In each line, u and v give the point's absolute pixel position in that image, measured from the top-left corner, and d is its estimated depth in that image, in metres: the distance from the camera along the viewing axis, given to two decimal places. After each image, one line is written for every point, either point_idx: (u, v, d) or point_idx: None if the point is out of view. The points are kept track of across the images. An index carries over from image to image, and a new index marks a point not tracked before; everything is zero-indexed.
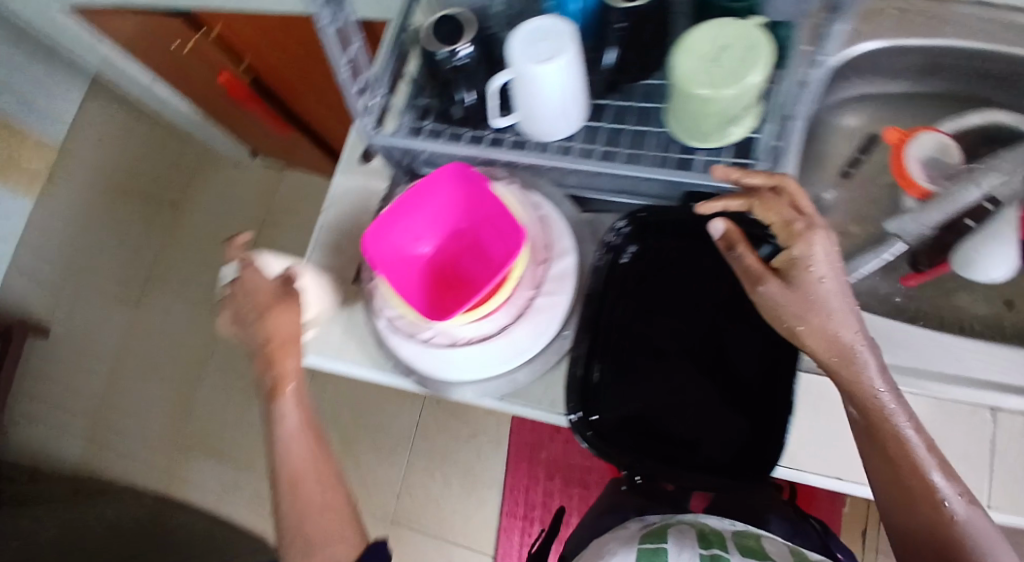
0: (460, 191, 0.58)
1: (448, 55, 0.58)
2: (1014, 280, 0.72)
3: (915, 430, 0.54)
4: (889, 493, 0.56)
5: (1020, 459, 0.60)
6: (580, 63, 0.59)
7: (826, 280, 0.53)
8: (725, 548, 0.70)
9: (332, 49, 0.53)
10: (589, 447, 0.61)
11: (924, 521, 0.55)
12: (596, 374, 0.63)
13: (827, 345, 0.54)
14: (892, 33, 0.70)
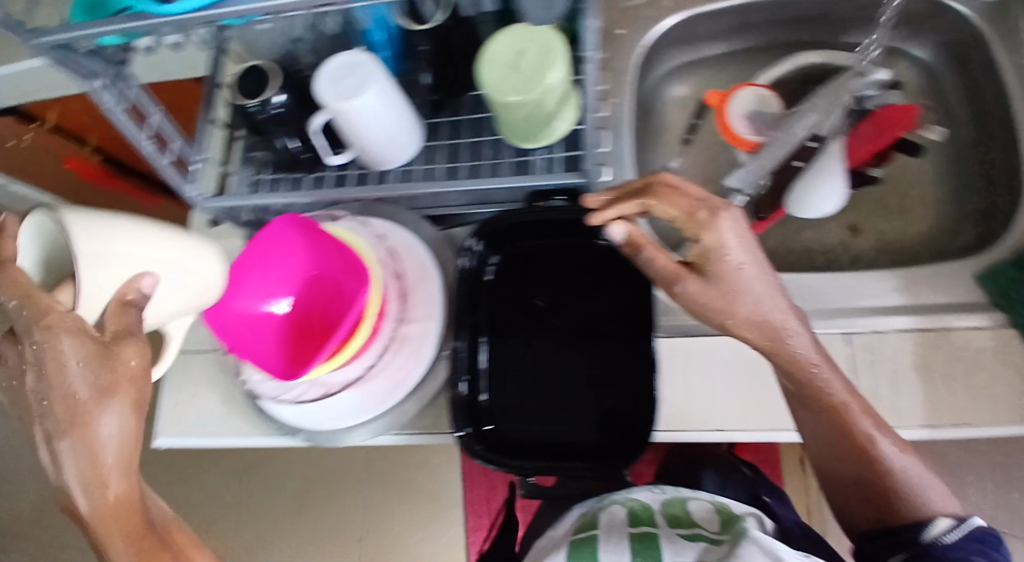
0: (298, 243, 0.58)
1: (261, 105, 0.59)
2: (854, 206, 0.76)
3: (844, 387, 0.54)
4: (821, 447, 0.56)
5: (886, 373, 0.60)
6: (394, 90, 0.59)
7: (744, 266, 0.50)
8: (655, 523, 0.70)
9: (127, 127, 0.54)
10: (481, 460, 0.61)
11: (862, 473, 0.54)
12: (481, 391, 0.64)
13: (767, 333, 0.52)
14: (692, 1, 0.73)
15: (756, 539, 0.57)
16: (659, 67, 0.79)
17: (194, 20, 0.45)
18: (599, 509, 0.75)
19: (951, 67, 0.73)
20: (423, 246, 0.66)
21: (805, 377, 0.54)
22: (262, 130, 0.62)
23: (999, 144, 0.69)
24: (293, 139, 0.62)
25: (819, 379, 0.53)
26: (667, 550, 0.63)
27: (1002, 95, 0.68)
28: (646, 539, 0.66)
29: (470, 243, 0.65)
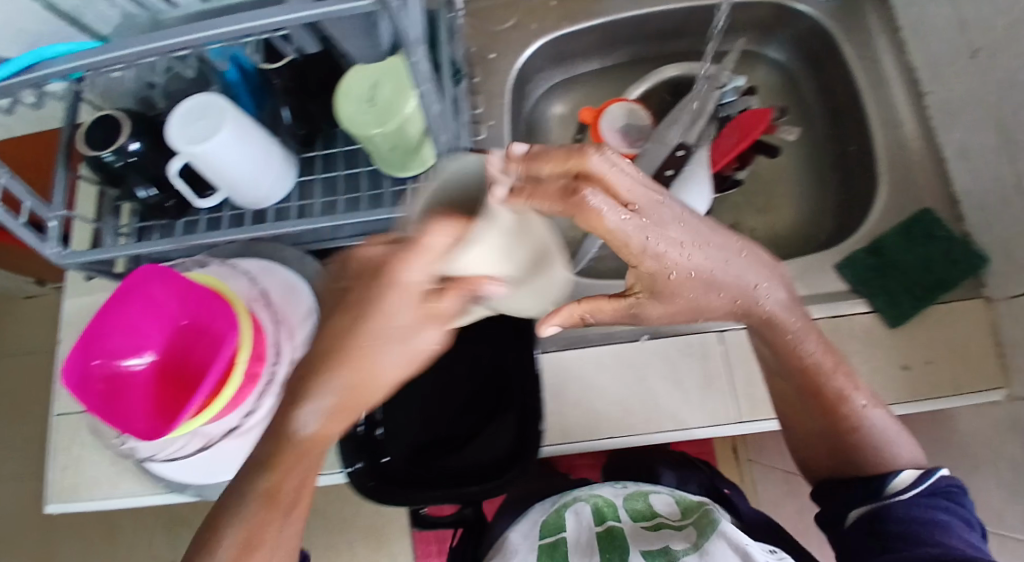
0: (167, 289, 0.58)
1: (114, 155, 0.59)
2: (733, 204, 0.79)
3: (817, 348, 0.57)
4: (789, 405, 0.61)
5: (750, 369, 0.65)
6: (249, 129, 0.59)
7: (694, 271, 0.49)
8: (618, 517, 0.71)
9: None
10: (372, 496, 0.60)
11: (829, 428, 0.59)
12: (379, 427, 0.62)
13: (729, 305, 0.54)
14: (557, 22, 0.75)
15: (724, 533, 0.61)
16: (536, 86, 0.81)
17: (13, 86, 0.43)
18: (563, 507, 0.74)
19: (804, 68, 0.77)
20: (302, 284, 0.66)
21: (783, 343, 0.56)
22: (121, 181, 0.62)
23: (851, 137, 0.73)
24: (150, 188, 0.62)
25: (793, 344, 0.56)
26: (635, 548, 0.65)
27: (848, 91, 0.72)
28: (613, 538, 0.67)
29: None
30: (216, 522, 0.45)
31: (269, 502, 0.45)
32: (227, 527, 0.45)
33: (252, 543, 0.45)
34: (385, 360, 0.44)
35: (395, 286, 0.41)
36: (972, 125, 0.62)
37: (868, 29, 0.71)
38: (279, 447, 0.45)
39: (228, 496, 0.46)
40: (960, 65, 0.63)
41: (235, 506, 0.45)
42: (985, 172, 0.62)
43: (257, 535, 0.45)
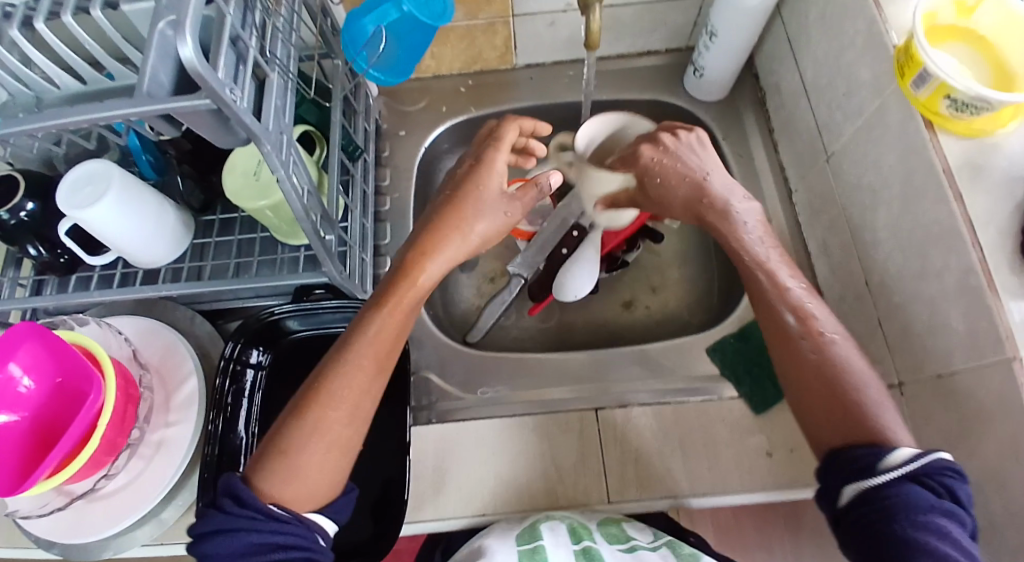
0: (42, 349, 0.59)
1: (9, 214, 0.61)
2: (628, 283, 0.82)
3: (795, 278, 0.55)
4: (785, 372, 0.53)
5: (624, 448, 0.65)
6: (136, 198, 0.62)
7: (662, 161, 0.62)
8: (595, 537, 0.57)
9: None
10: None
11: (809, 361, 0.51)
12: None
13: (692, 210, 0.61)
14: (466, 107, 0.80)
15: None
16: (447, 162, 0.84)
17: None
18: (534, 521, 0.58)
19: None
20: (180, 344, 0.67)
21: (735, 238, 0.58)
22: (12, 239, 0.63)
23: None
24: (38, 246, 0.64)
25: (757, 279, 0.55)
26: None
27: None
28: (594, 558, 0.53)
29: (231, 345, 0.65)
30: (308, 398, 0.51)
31: (352, 376, 0.52)
32: (323, 396, 0.51)
33: (336, 411, 0.51)
34: (484, 212, 0.57)
35: (485, 162, 0.59)
36: (827, 225, 0.67)
37: (745, 131, 0.77)
38: (366, 320, 0.54)
39: (321, 374, 0.53)
40: (818, 168, 0.68)
41: (334, 376, 0.52)
42: (839, 268, 0.66)
43: (338, 410, 0.51)
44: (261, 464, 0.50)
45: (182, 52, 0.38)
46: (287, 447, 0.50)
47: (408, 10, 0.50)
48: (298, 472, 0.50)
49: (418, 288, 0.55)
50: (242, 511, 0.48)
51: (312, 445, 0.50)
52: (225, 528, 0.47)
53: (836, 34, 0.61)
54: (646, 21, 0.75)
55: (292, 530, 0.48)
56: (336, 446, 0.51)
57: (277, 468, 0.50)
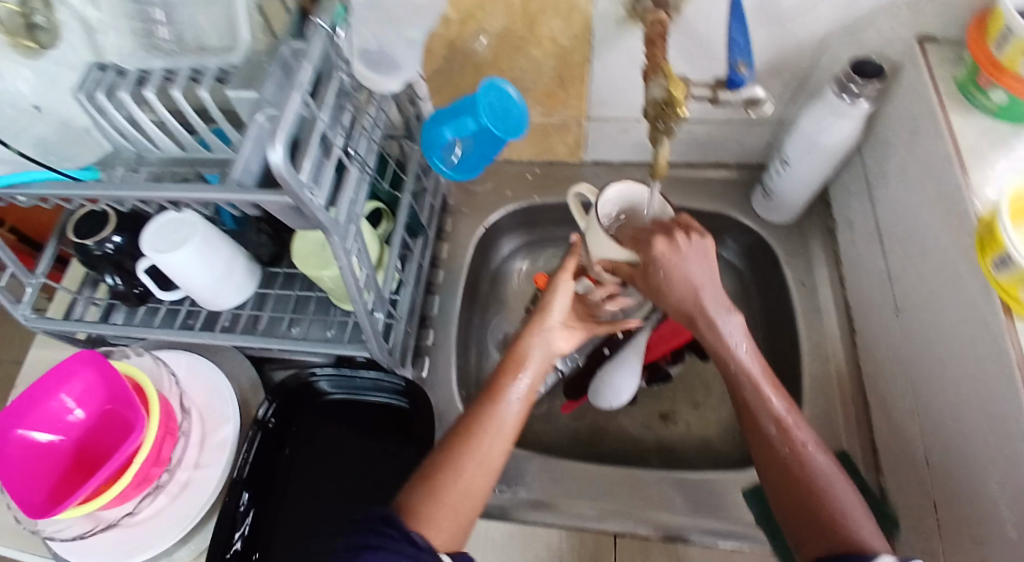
0: (98, 378, 0.62)
1: (96, 245, 0.65)
2: (665, 395, 0.81)
3: (778, 397, 0.55)
4: (778, 493, 0.52)
5: None
6: (214, 246, 0.65)
7: (677, 259, 0.58)
8: None
9: None
10: None
11: (789, 476, 0.52)
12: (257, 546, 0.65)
13: (687, 313, 0.58)
14: (530, 194, 0.82)
15: None
16: (503, 243, 0.87)
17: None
18: None
19: (754, 279, 0.81)
20: (225, 390, 0.70)
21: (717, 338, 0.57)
22: (93, 266, 0.67)
23: (785, 356, 0.74)
24: (116, 276, 0.68)
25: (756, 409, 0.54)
26: None
27: (786, 312, 0.75)
28: None
29: (265, 409, 0.67)
30: (461, 440, 0.55)
31: (498, 424, 0.56)
32: (474, 440, 0.55)
33: (483, 454, 0.55)
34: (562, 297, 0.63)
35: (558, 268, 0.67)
36: (890, 378, 0.64)
37: (812, 259, 0.76)
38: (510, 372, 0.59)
39: (469, 420, 0.57)
40: (886, 317, 0.65)
41: (484, 421, 0.56)
42: (898, 427, 0.62)
43: (484, 455, 0.55)
44: (415, 495, 0.53)
45: (271, 157, 0.40)
46: (440, 481, 0.53)
47: (484, 122, 0.53)
48: (446, 507, 0.52)
49: (548, 347, 0.61)
50: (388, 533, 0.49)
51: (464, 481, 0.54)
52: (370, 544, 0.48)
53: (915, 187, 0.60)
54: (721, 137, 0.75)
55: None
56: (471, 481, 0.54)
57: (429, 501, 0.52)
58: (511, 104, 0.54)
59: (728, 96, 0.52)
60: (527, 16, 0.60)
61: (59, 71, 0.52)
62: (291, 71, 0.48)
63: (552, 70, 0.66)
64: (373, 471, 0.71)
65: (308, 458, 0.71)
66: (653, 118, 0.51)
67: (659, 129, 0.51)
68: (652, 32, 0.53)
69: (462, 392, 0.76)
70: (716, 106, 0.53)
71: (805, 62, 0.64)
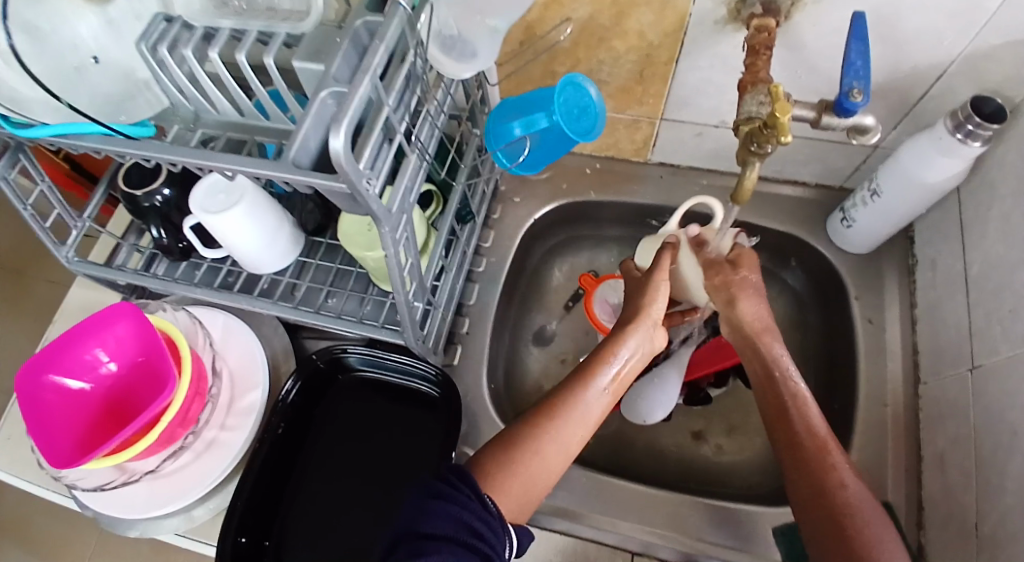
0: (133, 331, 0.62)
1: (145, 196, 0.64)
2: (703, 414, 0.78)
3: (804, 379, 0.56)
4: (801, 483, 0.53)
5: None
6: (264, 209, 0.63)
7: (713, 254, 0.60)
8: None
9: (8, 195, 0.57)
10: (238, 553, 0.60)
11: (826, 504, 0.51)
12: (281, 497, 0.66)
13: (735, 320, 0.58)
14: (587, 189, 0.79)
15: None
16: (555, 234, 0.84)
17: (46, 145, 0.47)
18: None
19: (816, 305, 0.77)
20: (258, 355, 0.69)
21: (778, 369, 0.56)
22: (141, 217, 0.66)
23: (840, 393, 0.71)
24: (161, 229, 0.67)
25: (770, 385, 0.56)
26: None
27: (847, 348, 0.71)
28: None
29: (288, 387, 0.66)
30: (543, 414, 0.54)
31: (582, 410, 0.55)
32: (557, 419, 0.54)
33: (562, 439, 0.54)
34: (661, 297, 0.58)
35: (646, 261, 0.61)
36: (951, 438, 0.60)
37: (883, 296, 0.71)
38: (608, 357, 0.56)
39: (556, 397, 0.56)
40: (958, 373, 0.60)
41: (571, 401, 0.55)
42: (952, 491, 0.58)
43: (566, 437, 0.54)
44: (488, 457, 0.53)
45: (332, 144, 0.37)
46: (518, 452, 0.53)
47: (556, 120, 0.50)
48: (517, 479, 0.52)
49: (651, 340, 0.58)
50: (460, 489, 0.49)
51: (542, 455, 0.53)
52: (441, 494, 0.48)
53: (1020, 244, 0.55)
54: (803, 153, 0.70)
55: (493, 525, 0.48)
56: (550, 460, 0.53)
57: (502, 468, 0.52)
58: (587, 103, 0.52)
59: (833, 121, 0.48)
60: (616, 7, 0.55)
61: (125, 19, 0.51)
62: (362, 48, 0.45)
63: (633, 66, 0.62)
64: (394, 445, 0.70)
65: (335, 432, 0.70)
66: (746, 137, 0.45)
67: (752, 151, 0.45)
68: (754, 41, 0.50)
69: (492, 384, 0.73)
70: (815, 128, 0.49)
71: (913, 90, 0.58)
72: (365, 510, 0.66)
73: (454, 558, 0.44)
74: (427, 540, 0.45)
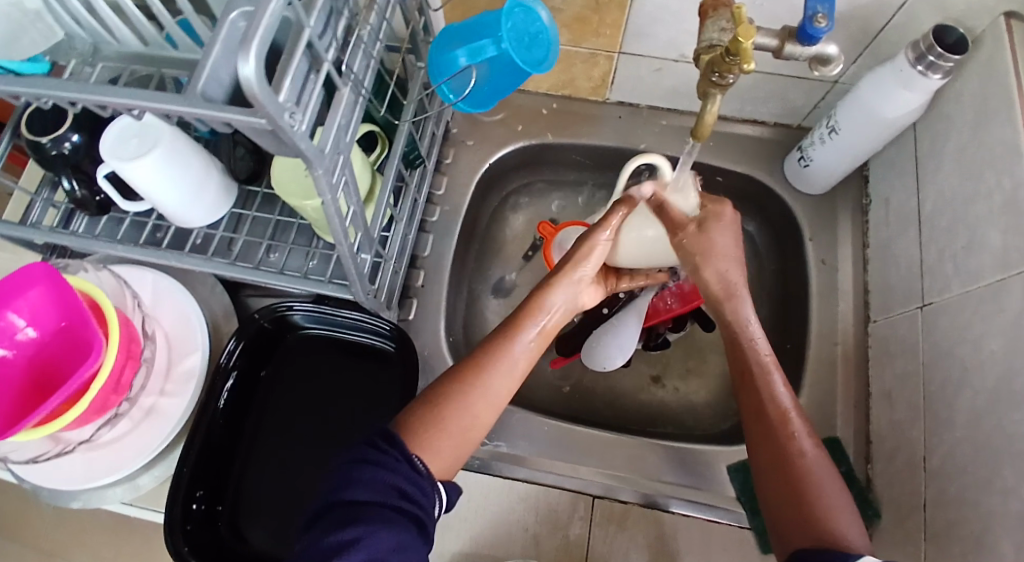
0: (50, 293, 0.56)
1: (51, 143, 0.58)
2: (660, 359, 0.78)
3: (763, 332, 0.55)
4: (752, 424, 0.53)
5: (611, 543, 0.62)
6: (186, 153, 0.58)
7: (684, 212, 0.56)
8: None
9: None
10: (190, 512, 0.58)
11: (777, 444, 0.51)
12: (236, 456, 0.63)
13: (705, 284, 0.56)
14: (542, 131, 0.75)
15: None
16: (509, 181, 0.80)
17: None
18: None
19: (771, 247, 0.77)
20: (194, 316, 0.64)
21: (733, 316, 0.56)
22: (49, 167, 0.60)
23: (795, 333, 0.71)
24: (73, 180, 0.61)
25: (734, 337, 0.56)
26: None
27: (802, 289, 0.71)
28: None
29: (227, 354, 0.62)
30: (470, 369, 0.53)
31: (511, 359, 0.54)
32: (483, 373, 0.53)
33: (488, 391, 0.53)
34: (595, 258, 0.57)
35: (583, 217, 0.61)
36: (898, 372, 0.61)
37: (837, 235, 0.71)
38: (536, 310, 0.56)
39: (482, 351, 0.54)
40: (908, 310, 0.61)
41: (495, 357, 0.54)
42: (899, 424, 0.59)
43: (492, 387, 0.53)
44: (414, 414, 0.51)
45: (241, 70, 0.33)
46: (447, 405, 0.52)
47: (505, 48, 0.46)
48: (447, 436, 0.51)
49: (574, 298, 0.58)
50: (390, 452, 0.47)
51: (469, 409, 0.52)
52: (369, 458, 0.46)
53: (973, 178, 0.55)
54: (762, 90, 0.68)
55: (422, 486, 0.47)
56: (472, 411, 0.52)
57: (428, 426, 0.51)
58: (538, 29, 0.48)
59: (796, 50, 0.46)
60: None
61: None
62: None
63: None
64: (344, 397, 0.67)
65: (285, 390, 0.67)
66: (707, 67, 0.43)
67: (713, 82, 0.43)
68: None
69: (449, 335, 0.71)
70: (777, 59, 0.48)
71: (875, 20, 0.56)
72: (314, 464, 0.64)
73: (384, 522, 0.43)
74: (355, 507, 0.43)
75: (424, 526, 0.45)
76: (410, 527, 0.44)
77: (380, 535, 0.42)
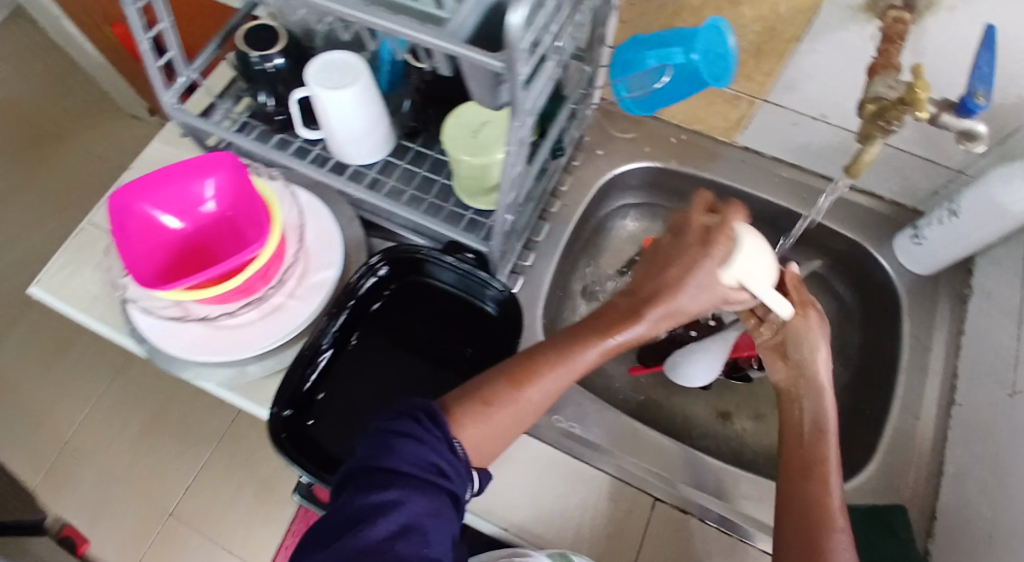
0: (230, 182, 0.64)
1: (258, 60, 0.66)
2: (732, 396, 0.81)
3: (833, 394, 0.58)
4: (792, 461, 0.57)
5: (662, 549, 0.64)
6: (372, 96, 0.65)
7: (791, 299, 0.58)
8: None
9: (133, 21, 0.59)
10: (301, 385, 0.65)
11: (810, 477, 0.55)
12: (342, 354, 0.69)
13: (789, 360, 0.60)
14: (669, 157, 0.81)
15: None
16: (625, 197, 0.86)
17: None
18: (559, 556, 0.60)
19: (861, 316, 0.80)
20: (337, 237, 0.71)
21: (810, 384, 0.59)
22: (251, 79, 0.69)
23: (874, 400, 0.73)
24: (269, 96, 0.70)
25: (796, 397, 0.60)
26: None
27: (888, 360, 0.74)
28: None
29: (376, 259, 0.69)
30: (523, 376, 0.56)
31: (564, 375, 0.56)
32: (532, 384, 0.56)
33: (534, 400, 0.56)
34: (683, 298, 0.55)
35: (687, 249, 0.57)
36: (976, 454, 0.63)
37: (933, 317, 0.74)
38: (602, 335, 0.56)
39: (538, 358, 0.57)
40: (996, 397, 0.63)
41: (548, 371, 0.56)
42: (970, 503, 0.61)
43: (537, 398, 0.56)
44: (463, 407, 0.55)
45: (511, 17, 0.39)
46: (497, 405, 0.55)
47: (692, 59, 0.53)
48: (487, 431, 0.55)
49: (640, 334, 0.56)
50: (432, 430, 0.50)
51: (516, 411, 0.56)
52: (413, 434, 0.49)
53: None
54: (887, 164, 0.73)
55: (457, 468, 0.50)
56: (512, 416, 0.56)
57: (475, 419, 0.54)
58: (723, 51, 0.52)
59: (951, 120, 0.51)
60: None
61: None
62: None
63: (754, 37, 0.64)
64: (447, 338, 0.72)
65: (401, 314, 0.72)
66: (873, 115, 0.50)
67: (878, 127, 0.51)
68: (892, 30, 0.52)
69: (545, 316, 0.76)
70: (930, 125, 0.52)
71: (1015, 118, 0.61)
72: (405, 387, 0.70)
73: (420, 491, 0.46)
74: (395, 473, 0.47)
75: (456, 498, 0.49)
76: (445, 498, 0.48)
77: (417, 501, 0.46)
